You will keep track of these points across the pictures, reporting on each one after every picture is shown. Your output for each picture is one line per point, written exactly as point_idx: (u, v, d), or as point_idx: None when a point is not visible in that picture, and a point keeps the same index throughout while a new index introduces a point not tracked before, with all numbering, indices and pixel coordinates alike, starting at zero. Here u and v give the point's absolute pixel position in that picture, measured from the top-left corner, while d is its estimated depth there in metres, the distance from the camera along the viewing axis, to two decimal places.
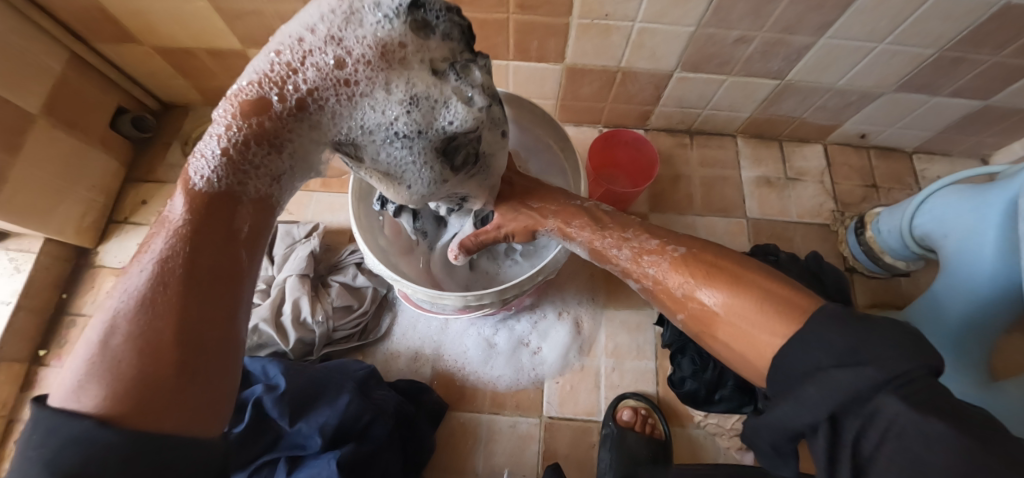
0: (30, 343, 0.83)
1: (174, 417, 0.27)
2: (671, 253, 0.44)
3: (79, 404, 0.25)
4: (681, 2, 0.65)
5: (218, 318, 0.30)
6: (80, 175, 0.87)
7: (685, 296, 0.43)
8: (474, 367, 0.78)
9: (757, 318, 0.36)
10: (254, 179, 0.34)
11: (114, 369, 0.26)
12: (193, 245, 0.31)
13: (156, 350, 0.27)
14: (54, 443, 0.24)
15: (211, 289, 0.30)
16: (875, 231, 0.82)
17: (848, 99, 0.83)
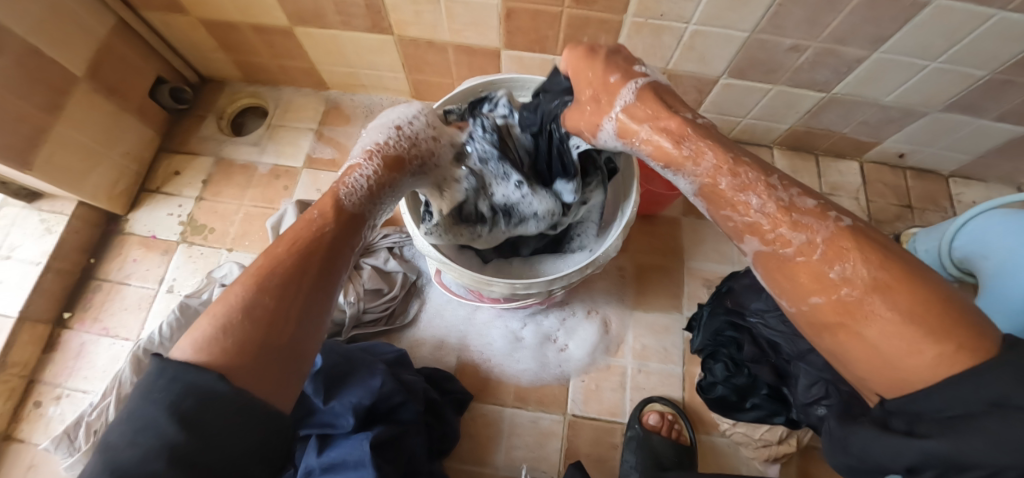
0: (55, 305, 0.83)
1: (262, 384, 0.31)
2: (829, 226, 0.32)
3: (197, 358, 0.30)
4: (739, 5, 0.65)
5: (301, 312, 0.34)
6: (115, 141, 0.87)
7: (838, 258, 0.31)
8: (499, 360, 0.77)
9: (905, 335, 0.28)
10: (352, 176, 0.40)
11: (227, 336, 0.31)
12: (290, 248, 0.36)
13: (256, 330, 0.32)
14: (173, 381, 0.29)
15: (299, 288, 0.34)
16: (911, 250, 0.82)
17: (890, 116, 0.83)
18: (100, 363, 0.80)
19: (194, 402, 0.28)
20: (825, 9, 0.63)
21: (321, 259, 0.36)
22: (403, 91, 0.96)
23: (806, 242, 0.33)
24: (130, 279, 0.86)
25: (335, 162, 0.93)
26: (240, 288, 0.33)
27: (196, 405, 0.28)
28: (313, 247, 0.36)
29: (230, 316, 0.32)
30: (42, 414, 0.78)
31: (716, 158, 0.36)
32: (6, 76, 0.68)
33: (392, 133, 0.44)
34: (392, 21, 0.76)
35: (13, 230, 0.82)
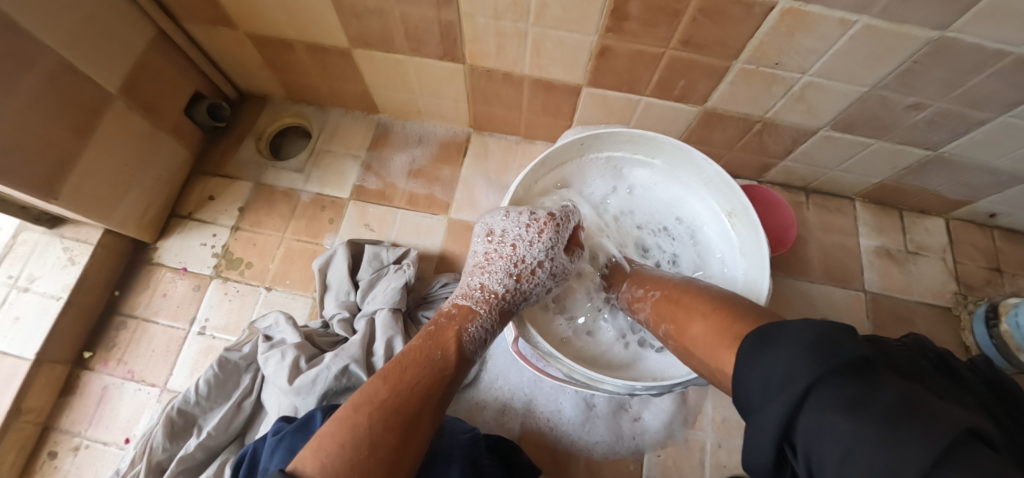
0: (75, 344, 0.75)
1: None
2: (652, 296, 0.52)
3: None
4: (870, 61, 0.58)
5: (412, 446, 0.38)
6: (147, 164, 0.79)
7: (683, 344, 0.44)
8: (568, 429, 0.70)
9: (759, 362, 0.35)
10: (478, 321, 0.48)
11: (344, 460, 0.35)
12: (412, 380, 0.41)
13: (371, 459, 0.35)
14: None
15: (413, 424, 0.39)
16: (1012, 325, 0.74)
17: (997, 178, 0.76)
18: (124, 412, 0.73)
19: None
20: (966, 70, 0.57)
21: (434, 397, 0.42)
22: (461, 121, 0.88)
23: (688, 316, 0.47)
24: (159, 316, 0.78)
25: (386, 195, 0.85)
26: (360, 413, 0.38)
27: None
28: (434, 384, 0.42)
29: (350, 439, 0.36)
30: (57, 467, 0.70)
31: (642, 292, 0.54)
32: (33, 96, 0.60)
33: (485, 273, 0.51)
34: (468, 51, 0.69)
35: (31, 259, 0.74)
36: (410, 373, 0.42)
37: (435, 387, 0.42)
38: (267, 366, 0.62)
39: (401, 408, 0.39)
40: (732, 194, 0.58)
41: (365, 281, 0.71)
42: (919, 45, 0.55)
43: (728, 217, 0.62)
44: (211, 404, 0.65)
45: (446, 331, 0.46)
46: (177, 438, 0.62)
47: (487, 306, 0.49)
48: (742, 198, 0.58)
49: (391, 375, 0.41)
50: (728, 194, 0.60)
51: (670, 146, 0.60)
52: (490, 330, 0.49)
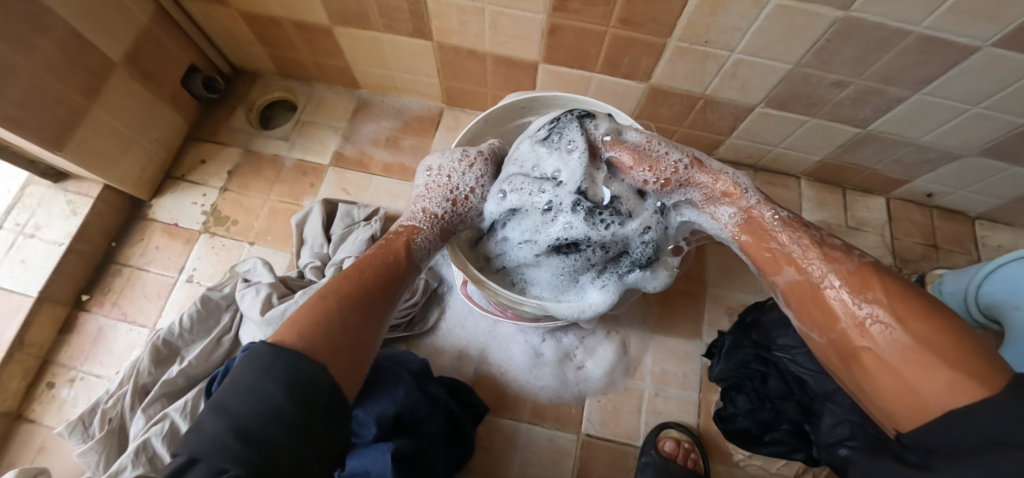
0: (75, 287, 0.83)
1: (343, 368, 0.40)
2: (855, 259, 0.41)
3: (297, 343, 0.39)
4: (789, 39, 0.65)
5: (374, 325, 0.45)
6: (148, 127, 0.87)
7: (861, 345, 0.38)
8: (518, 374, 0.77)
9: (920, 360, 0.33)
10: (421, 233, 0.54)
11: (321, 329, 0.41)
12: (371, 278, 0.48)
13: (343, 329, 0.42)
14: (272, 360, 0.37)
15: (372, 306, 0.46)
16: (937, 291, 0.80)
17: (925, 156, 0.82)
18: (117, 348, 0.80)
19: (291, 378, 0.36)
20: (873, 48, 0.64)
21: (390, 291, 0.49)
22: (435, 97, 0.96)
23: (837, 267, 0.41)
24: (151, 265, 0.86)
25: (363, 162, 0.93)
26: (328, 300, 0.44)
27: (305, 380, 0.37)
28: (390, 281, 0.49)
29: (325, 316, 0.42)
30: (55, 395, 0.78)
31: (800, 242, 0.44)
32: (47, 58, 0.68)
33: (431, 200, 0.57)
34: (435, 28, 0.76)
35: (38, 209, 0.82)
36: (365, 273, 0.48)
37: (387, 284, 0.49)
38: (243, 301, 0.69)
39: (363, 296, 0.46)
40: None
41: (337, 234, 0.79)
42: (828, 24, 0.61)
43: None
44: (194, 338, 0.72)
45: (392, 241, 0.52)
46: (161, 365, 0.70)
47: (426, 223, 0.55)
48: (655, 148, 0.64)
49: (351, 273, 0.47)
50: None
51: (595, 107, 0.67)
52: (433, 242, 0.55)
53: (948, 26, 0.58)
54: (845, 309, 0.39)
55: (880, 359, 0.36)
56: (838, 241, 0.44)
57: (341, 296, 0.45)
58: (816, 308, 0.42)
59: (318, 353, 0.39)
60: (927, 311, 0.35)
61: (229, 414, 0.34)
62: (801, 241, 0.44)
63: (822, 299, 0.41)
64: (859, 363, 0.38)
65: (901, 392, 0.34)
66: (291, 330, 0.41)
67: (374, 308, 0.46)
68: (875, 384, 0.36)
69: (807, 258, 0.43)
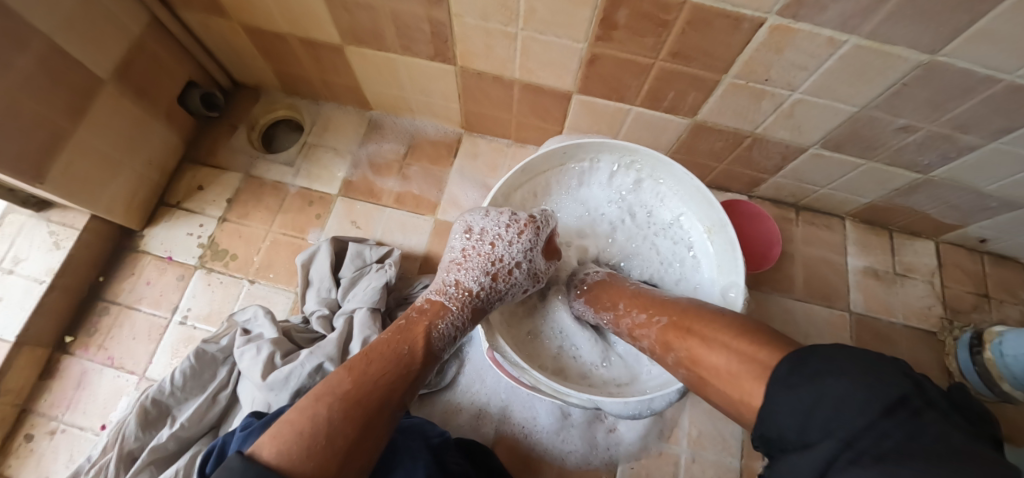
0: (57, 327, 0.76)
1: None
2: (656, 323, 0.49)
3: (274, 456, 0.33)
4: (860, 80, 0.58)
5: (372, 436, 0.38)
6: (138, 149, 0.79)
7: (700, 371, 0.42)
8: (543, 437, 0.70)
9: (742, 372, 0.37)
10: (450, 316, 0.48)
11: (305, 441, 0.34)
12: (380, 372, 0.41)
13: (332, 440, 0.35)
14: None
15: (374, 407, 0.39)
16: (996, 354, 0.73)
17: (986, 203, 0.76)
18: (102, 398, 0.73)
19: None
20: (954, 94, 0.57)
21: (397, 391, 0.41)
22: (452, 121, 0.88)
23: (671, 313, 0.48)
24: (141, 303, 0.78)
25: (373, 192, 0.85)
26: (323, 402, 0.37)
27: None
28: (398, 376, 0.42)
29: (314, 420, 0.36)
30: (33, 450, 0.71)
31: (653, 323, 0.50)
32: (25, 79, 0.60)
33: (461, 273, 0.51)
34: (458, 51, 0.69)
35: (17, 241, 0.75)
36: (381, 366, 0.41)
37: (402, 381, 0.42)
38: (242, 360, 0.62)
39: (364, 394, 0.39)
40: (712, 208, 0.58)
41: (347, 278, 0.71)
42: (908, 67, 0.55)
43: (707, 233, 0.61)
44: (186, 395, 0.65)
45: (415, 326, 0.46)
46: (149, 428, 0.62)
47: (460, 302, 0.49)
48: (721, 212, 0.58)
49: (358, 365, 0.41)
50: (708, 208, 0.60)
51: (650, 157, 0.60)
52: (459, 327, 0.49)
53: None
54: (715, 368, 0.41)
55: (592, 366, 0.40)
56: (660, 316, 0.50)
57: (338, 399, 0.38)
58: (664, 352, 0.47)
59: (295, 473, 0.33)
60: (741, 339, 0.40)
61: None
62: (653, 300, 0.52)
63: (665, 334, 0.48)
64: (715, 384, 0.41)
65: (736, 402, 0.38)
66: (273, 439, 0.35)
67: (375, 414, 0.39)
68: (714, 390, 0.41)
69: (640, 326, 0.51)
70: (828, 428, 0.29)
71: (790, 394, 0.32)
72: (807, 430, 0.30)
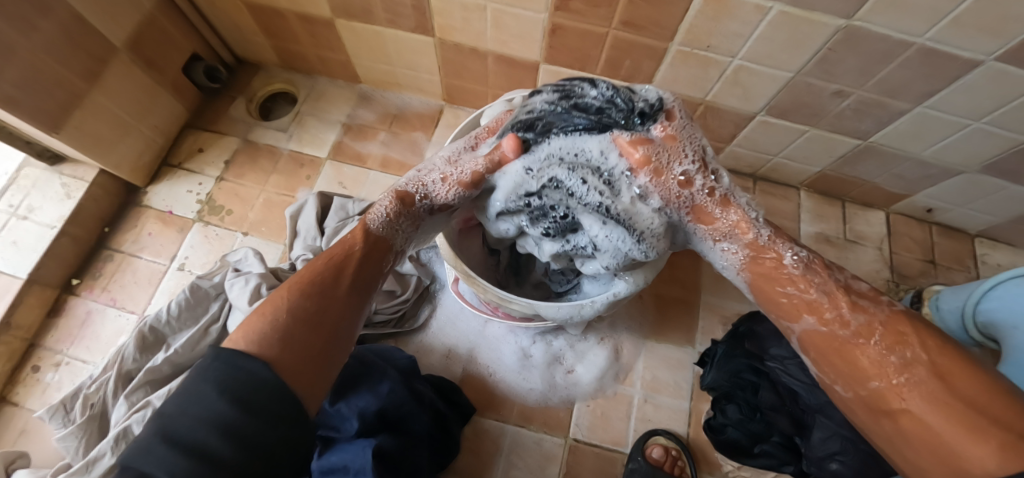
0: (65, 271, 0.82)
1: (310, 377, 0.36)
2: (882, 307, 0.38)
3: (264, 352, 0.35)
4: (792, 47, 0.64)
5: (345, 321, 0.41)
6: (146, 115, 0.87)
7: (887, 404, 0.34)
8: (505, 375, 0.76)
9: (964, 423, 0.30)
10: (410, 218, 0.48)
11: (280, 328, 0.37)
12: (358, 282, 0.44)
13: (318, 337, 0.38)
14: (233, 373, 0.32)
15: (348, 308, 0.42)
16: (934, 308, 0.79)
17: (927, 171, 0.82)
18: (104, 334, 0.79)
19: (252, 387, 0.32)
20: (877, 60, 0.63)
21: (365, 283, 0.44)
22: (436, 94, 0.96)
23: (866, 324, 0.37)
24: (143, 252, 0.85)
25: (361, 157, 0.92)
26: (293, 294, 0.40)
27: (273, 391, 0.32)
28: (366, 270, 0.45)
29: (295, 321, 0.38)
30: (39, 379, 0.77)
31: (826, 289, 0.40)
32: (49, 39, 0.68)
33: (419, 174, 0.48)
34: (437, 24, 0.76)
35: (32, 192, 0.82)
36: (351, 274, 0.43)
37: (367, 284, 0.45)
38: (232, 291, 0.69)
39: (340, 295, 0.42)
40: None
41: (331, 227, 0.78)
42: (831, 33, 0.61)
43: None
44: (181, 325, 0.72)
45: (378, 236, 0.46)
46: (146, 352, 0.69)
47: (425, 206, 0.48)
48: None
49: (333, 274, 0.42)
50: None
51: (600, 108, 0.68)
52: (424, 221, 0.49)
53: (952, 40, 0.57)
54: (874, 362, 0.35)
55: (920, 418, 0.32)
56: (864, 285, 0.40)
57: (305, 289, 0.40)
58: (840, 360, 0.37)
59: (285, 364, 0.35)
60: (937, 392, 0.32)
61: (162, 417, 0.30)
62: (822, 286, 0.40)
63: (856, 348, 0.36)
64: (907, 422, 0.33)
65: (925, 439, 0.32)
66: (257, 337, 0.36)
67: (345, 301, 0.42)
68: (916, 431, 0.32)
69: (834, 307, 0.38)
70: None
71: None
72: None
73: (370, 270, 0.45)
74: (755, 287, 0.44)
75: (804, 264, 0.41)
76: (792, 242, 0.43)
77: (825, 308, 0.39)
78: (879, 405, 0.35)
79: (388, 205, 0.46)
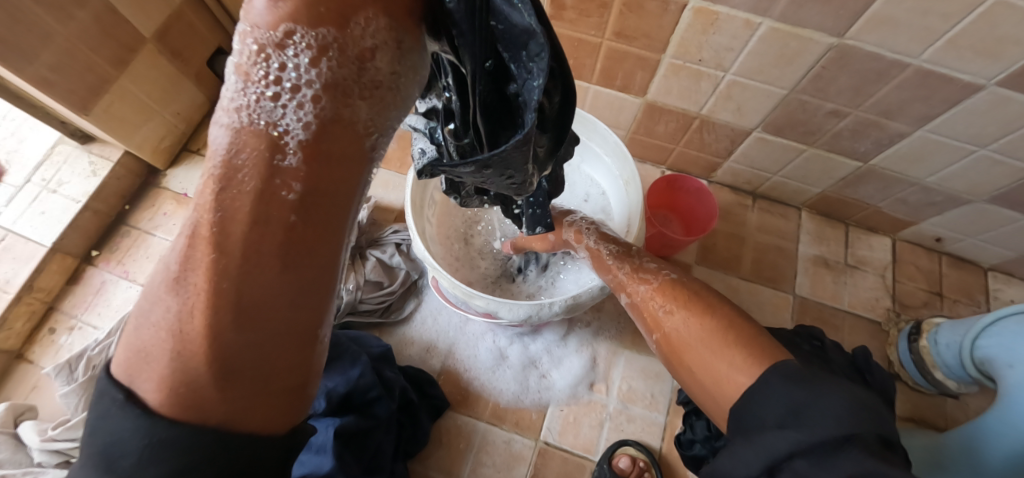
0: (86, 242, 0.89)
1: (226, 409, 0.22)
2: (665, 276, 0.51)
3: (140, 387, 0.22)
4: (782, 62, 0.64)
5: (267, 312, 0.21)
6: (169, 101, 0.93)
7: (677, 348, 0.45)
8: (480, 373, 0.77)
9: (702, 349, 0.42)
10: (307, 48, 0.19)
11: (152, 349, 0.22)
12: (248, 255, 0.20)
13: (196, 364, 0.21)
14: (103, 421, 0.21)
15: (249, 302, 0.20)
16: (930, 342, 0.76)
17: (931, 198, 0.79)
18: (115, 303, 0.86)
19: (114, 444, 0.21)
20: (870, 79, 0.62)
21: (275, 235, 0.20)
22: None
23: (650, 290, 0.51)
24: (158, 230, 0.92)
25: None
26: (164, 291, 0.21)
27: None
28: (275, 226, 0.20)
29: (161, 340, 0.21)
30: (53, 341, 0.83)
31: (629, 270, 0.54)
32: (83, 27, 0.74)
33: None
34: None
35: (63, 168, 0.89)
36: (228, 242, 0.20)
37: (279, 240, 0.20)
38: None
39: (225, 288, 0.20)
40: (624, 161, 0.68)
41: None
42: (822, 50, 0.60)
43: (624, 184, 0.70)
44: None
45: (250, 128, 0.20)
46: None
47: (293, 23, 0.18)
48: (632, 163, 0.67)
49: (186, 244, 0.21)
50: (623, 161, 0.69)
51: (584, 118, 0.71)
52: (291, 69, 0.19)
53: (948, 61, 0.56)
54: (658, 317, 0.48)
55: (681, 351, 0.44)
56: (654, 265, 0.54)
57: (171, 282, 0.21)
58: (644, 320, 0.51)
59: (162, 409, 0.21)
60: (699, 335, 0.43)
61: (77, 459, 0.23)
62: (625, 268, 0.54)
63: (651, 310, 0.49)
64: (679, 357, 0.45)
65: (691, 373, 0.43)
66: (132, 359, 0.22)
67: (242, 275, 0.20)
68: (688, 363, 0.43)
69: (634, 282, 0.53)
70: (797, 408, 0.32)
71: (762, 407, 0.34)
72: (755, 409, 0.35)
73: (263, 209, 0.20)
74: (595, 268, 0.59)
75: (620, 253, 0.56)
76: (609, 239, 0.59)
77: (630, 285, 0.53)
78: (679, 334, 0.45)
79: (261, 48, 0.19)
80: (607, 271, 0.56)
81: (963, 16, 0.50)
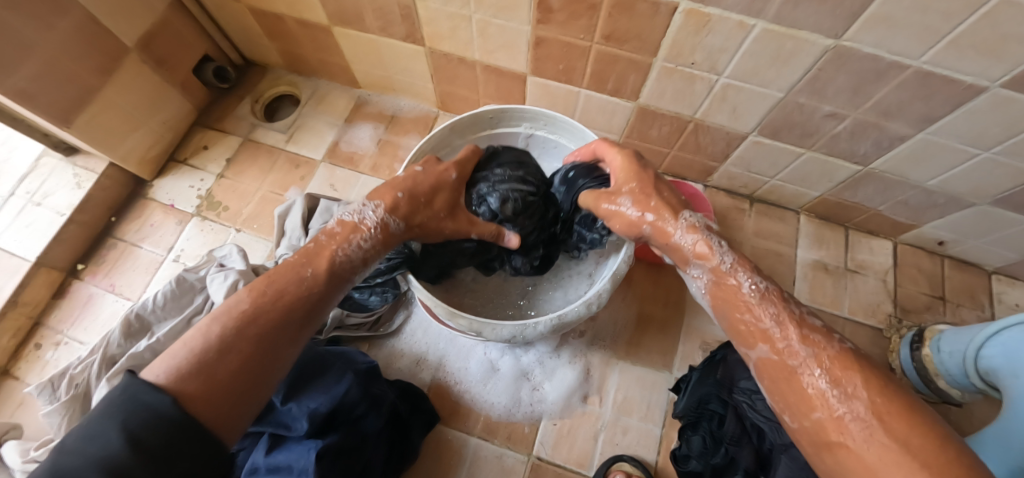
0: (72, 255, 0.88)
1: (229, 409, 0.36)
2: (838, 343, 0.39)
3: (177, 385, 0.35)
4: (777, 64, 0.62)
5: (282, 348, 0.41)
6: (155, 110, 0.91)
7: (846, 445, 0.34)
8: (471, 386, 0.76)
9: (898, 462, 0.31)
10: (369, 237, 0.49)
11: (198, 360, 0.37)
12: (289, 315, 0.42)
13: (231, 372, 0.37)
14: (139, 408, 0.32)
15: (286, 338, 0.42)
16: (933, 349, 0.74)
17: (933, 201, 0.76)
18: (102, 317, 0.84)
19: (145, 424, 0.32)
20: (870, 80, 0.60)
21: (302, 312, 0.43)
22: (430, 102, 0.97)
23: (813, 354, 0.39)
24: (144, 242, 0.90)
25: (353, 160, 0.94)
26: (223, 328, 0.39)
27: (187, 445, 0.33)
28: (300, 302, 0.43)
29: (209, 355, 0.37)
30: (40, 356, 0.82)
31: (776, 317, 0.42)
32: (63, 37, 0.73)
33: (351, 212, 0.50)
34: (426, 34, 0.78)
35: (48, 180, 0.88)
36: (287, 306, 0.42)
37: (306, 310, 0.44)
38: (212, 284, 0.72)
39: (248, 329, 0.40)
40: None
41: (315, 227, 0.80)
42: (819, 52, 0.58)
43: None
44: (165, 315, 0.75)
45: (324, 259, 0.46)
46: (131, 338, 0.73)
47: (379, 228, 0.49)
48: None
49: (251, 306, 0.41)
50: None
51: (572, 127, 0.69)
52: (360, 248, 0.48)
53: (950, 61, 0.53)
54: (822, 398, 0.36)
55: (857, 454, 0.33)
56: (816, 322, 0.41)
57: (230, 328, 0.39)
58: (790, 391, 0.39)
59: (193, 398, 0.35)
60: (884, 436, 0.33)
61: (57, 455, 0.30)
62: (782, 314, 0.42)
63: (808, 379, 0.38)
64: (840, 453, 0.35)
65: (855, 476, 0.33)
66: (177, 367, 0.36)
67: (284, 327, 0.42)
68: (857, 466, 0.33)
69: (784, 335, 0.40)
70: None
71: None
72: None
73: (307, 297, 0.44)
74: (721, 303, 0.46)
75: (762, 291, 0.44)
76: (753, 273, 0.45)
77: (777, 338, 0.41)
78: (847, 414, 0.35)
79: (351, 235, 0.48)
80: (740, 311, 0.44)
81: (966, 15, 0.48)
